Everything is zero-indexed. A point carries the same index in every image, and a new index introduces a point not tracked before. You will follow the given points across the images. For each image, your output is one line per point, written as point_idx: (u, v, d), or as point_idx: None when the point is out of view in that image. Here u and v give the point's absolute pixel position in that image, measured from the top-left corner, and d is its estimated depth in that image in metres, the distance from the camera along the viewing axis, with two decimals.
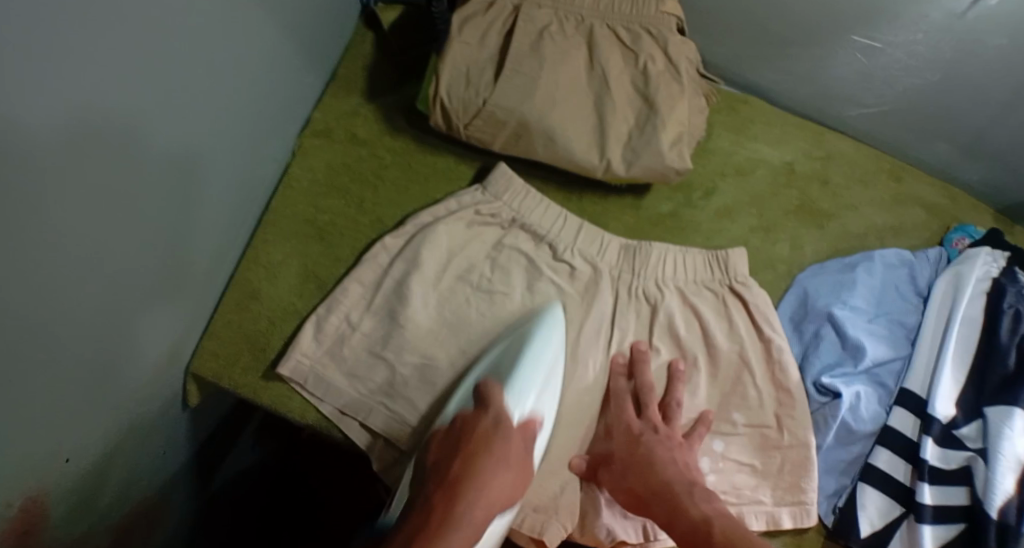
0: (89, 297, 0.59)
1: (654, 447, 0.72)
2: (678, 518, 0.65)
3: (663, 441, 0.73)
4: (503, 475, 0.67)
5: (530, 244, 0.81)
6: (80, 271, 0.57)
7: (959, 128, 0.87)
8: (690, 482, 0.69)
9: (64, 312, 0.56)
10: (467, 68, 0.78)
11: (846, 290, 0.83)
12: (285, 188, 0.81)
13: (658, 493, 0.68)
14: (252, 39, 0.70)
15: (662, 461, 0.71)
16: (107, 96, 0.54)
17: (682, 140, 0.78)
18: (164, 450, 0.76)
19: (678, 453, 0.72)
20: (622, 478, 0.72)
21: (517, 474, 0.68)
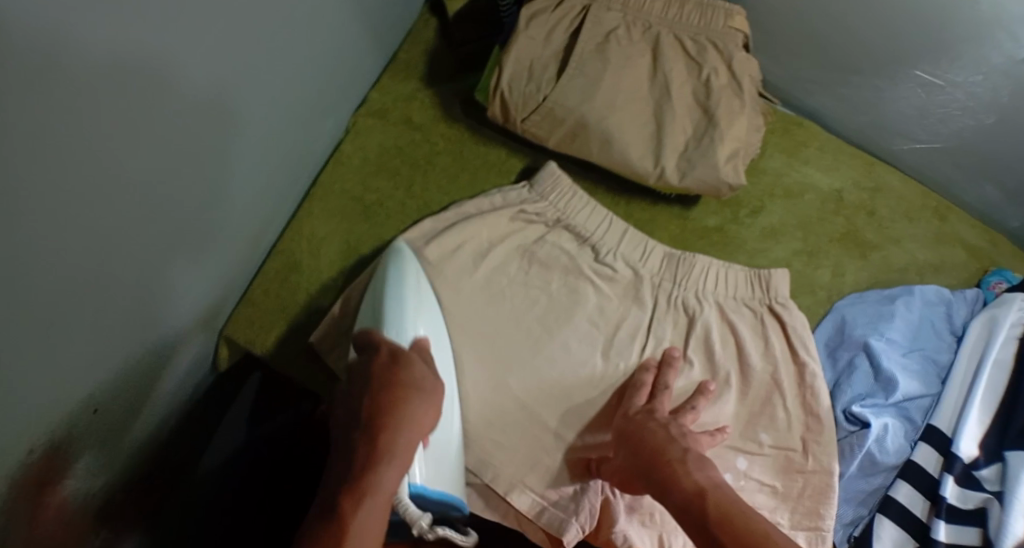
0: (133, 251, 0.58)
1: (646, 424, 0.71)
2: (668, 490, 0.64)
3: (659, 419, 0.72)
4: (404, 437, 0.59)
5: (574, 245, 0.81)
6: (127, 219, 0.56)
7: (1009, 174, 0.87)
8: (680, 456, 0.67)
9: (107, 259, 0.56)
10: (531, 63, 0.78)
11: (884, 322, 0.82)
12: (336, 163, 0.80)
13: (652, 465, 0.67)
14: (319, 11, 0.70)
15: (654, 435, 0.69)
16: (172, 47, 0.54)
17: (737, 156, 0.78)
18: (187, 415, 0.75)
19: (674, 427, 0.71)
20: (621, 455, 0.70)
21: (418, 426, 0.60)
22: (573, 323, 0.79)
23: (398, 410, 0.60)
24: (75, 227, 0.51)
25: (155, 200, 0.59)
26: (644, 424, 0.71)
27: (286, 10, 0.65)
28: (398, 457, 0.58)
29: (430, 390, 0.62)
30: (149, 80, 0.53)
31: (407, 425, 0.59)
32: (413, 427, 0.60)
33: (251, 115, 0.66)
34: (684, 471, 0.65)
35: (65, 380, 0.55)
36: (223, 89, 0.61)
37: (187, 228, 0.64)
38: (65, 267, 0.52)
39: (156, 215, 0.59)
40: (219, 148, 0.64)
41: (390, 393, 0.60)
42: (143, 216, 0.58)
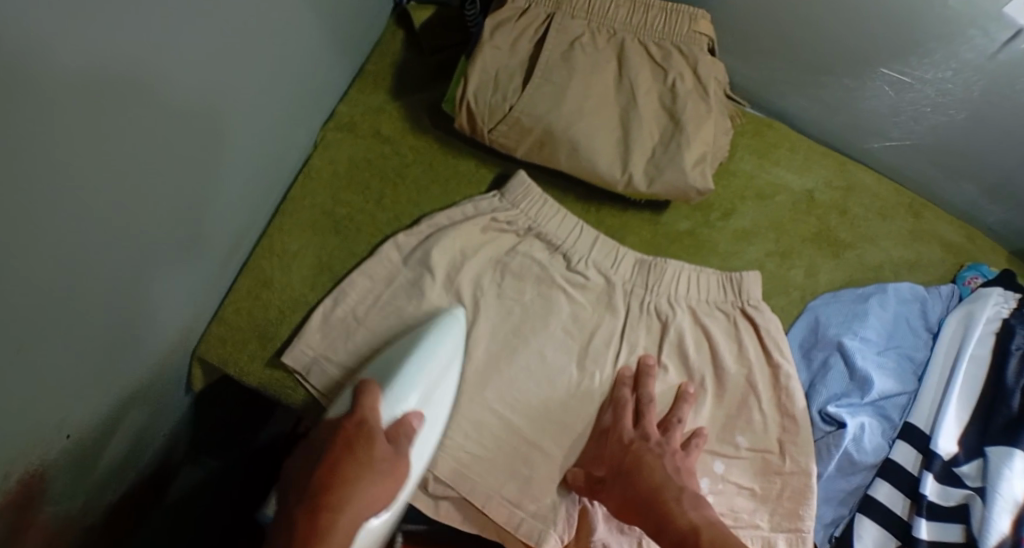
0: (97, 276, 0.58)
1: (642, 454, 0.71)
2: (667, 520, 0.65)
3: (653, 449, 0.72)
4: (347, 516, 0.63)
5: (546, 254, 0.82)
6: (90, 243, 0.56)
7: (984, 170, 0.87)
8: (676, 492, 0.67)
9: (74, 283, 0.56)
10: (496, 72, 0.77)
11: (858, 321, 0.83)
12: (304, 178, 0.81)
13: (651, 499, 0.67)
14: (280, 28, 0.70)
15: (651, 469, 0.69)
16: (133, 69, 0.54)
17: (706, 160, 0.78)
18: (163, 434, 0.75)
19: (669, 459, 0.71)
20: (620, 485, 0.70)
21: (360, 515, 0.63)
22: (546, 331, 0.79)
23: (347, 492, 0.63)
24: (37, 253, 0.51)
25: (120, 221, 0.59)
26: (642, 453, 0.71)
27: (248, 27, 0.66)
28: (340, 531, 0.62)
29: (384, 474, 0.65)
30: (108, 103, 0.53)
31: (347, 516, 0.63)
32: (355, 510, 0.63)
33: (218, 133, 0.67)
34: (680, 507, 0.65)
35: (37, 405, 0.56)
36: (186, 108, 0.62)
37: (156, 247, 0.64)
38: (31, 293, 0.52)
39: (123, 236, 0.60)
40: (185, 167, 0.64)
41: (336, 493, 0.63)
42: (108, 237, 0.58)
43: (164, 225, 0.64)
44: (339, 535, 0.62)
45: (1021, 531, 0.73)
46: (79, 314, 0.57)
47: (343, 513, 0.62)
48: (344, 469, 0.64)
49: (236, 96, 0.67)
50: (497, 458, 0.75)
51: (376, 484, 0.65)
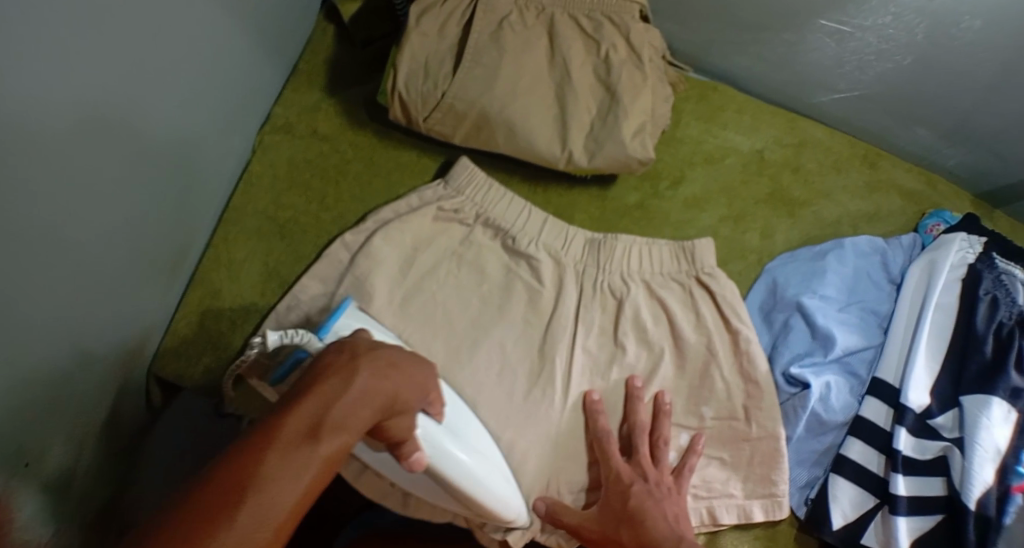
0: (50, 309, 0.57)
1: (644, 499, 0.69)
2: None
3: (651, 491, 0.70)
4: (384, 400, 0.48)
5: (493, 238, 0.81)
6: (40, 279, 0.56)
7: (938, 112, 0.86)
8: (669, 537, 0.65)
9: (32, 321, 0.56)
10: (425, 60, 0.76)
11: (817, 279, 0.82)
12: (246, 184, 0.80)
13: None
14: (209, 38, 0.69)
15: (655, 521, 0.66)
16: (55, 96, 0.53)
17: (645, 129, 0.77)
18: None
19: (668, 504, 0.69)
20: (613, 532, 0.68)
21: (403, 399, 0.51)
22: (505, 319, 0.78)
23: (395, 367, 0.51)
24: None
25: (63, 250, 0.58)
26: (639, 500, 0.69)
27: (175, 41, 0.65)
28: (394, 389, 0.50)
29: (423, 377, 0.54)
30: (28, 133, 0.52)
31: (383, 381, 0.49)
32: (405, 380, 0.51)
33: (155, 149, 0.66)
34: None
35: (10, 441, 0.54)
36: (121, 132, 0.61)
37: (106, 272, 0.63)
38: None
39: (70, 266, 0.59)
40: (125, 187, 0.63)
41: (379, 359, 0.50)
42: (54, 267, 0.57)
43: (110, 247, 0.63)
44: (374, 408, 0.47)
45: (1006, 480, 0.73)
46: (42, 351, 0.57)
47: (392, 378, 0.50)
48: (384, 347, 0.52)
49: (171, 111, 0.67)
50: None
51: (423, 377, 0.54)
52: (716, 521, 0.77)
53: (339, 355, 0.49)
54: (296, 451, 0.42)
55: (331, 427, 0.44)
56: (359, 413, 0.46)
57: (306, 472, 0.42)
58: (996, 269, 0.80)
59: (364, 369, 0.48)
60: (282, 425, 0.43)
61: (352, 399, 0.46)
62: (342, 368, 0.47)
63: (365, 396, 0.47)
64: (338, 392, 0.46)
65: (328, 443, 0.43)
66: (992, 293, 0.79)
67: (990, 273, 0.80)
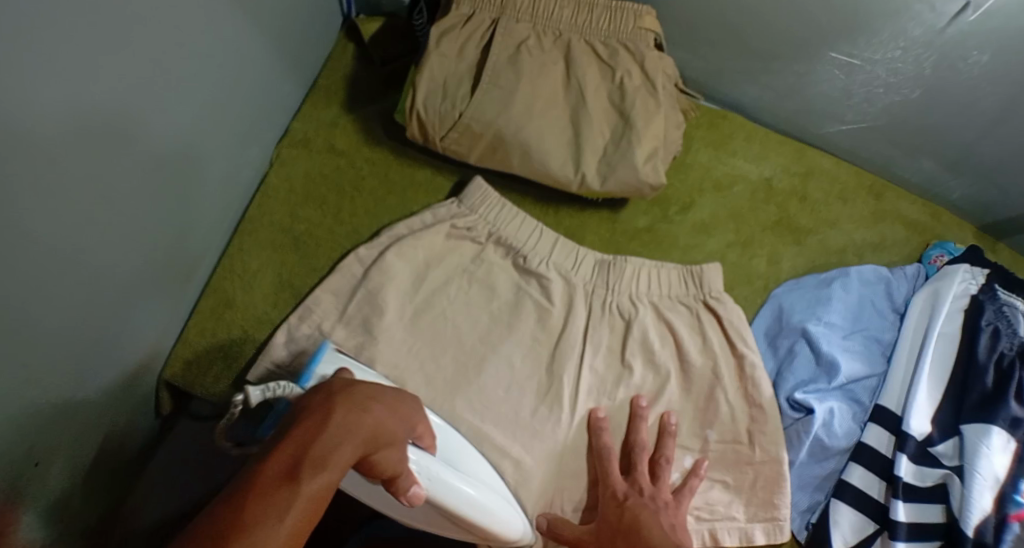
0: (63, 311, 0.59)
1: (639, 512, 0.71)
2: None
3: (648, 505, 0.72)
4: (368, 425, 0.51)
5: (505, 257, 0.82)
6: (55, 280, 0.57)
7: (943, 144, 0.87)
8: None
9: (39, 317, 0.56)
10: (444, 80, 0.78)
11: (822, 306, 0.83)
12: (262, 196, 0.81)
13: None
14: (229, 53, 0.71)
15: (648, 526, 0.69)
16: (80, 104, 0.55)
17: (657, 154, 0.79)
18: None
19: (665, 516, 0.71)
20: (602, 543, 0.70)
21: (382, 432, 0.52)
22: (514, 337, 0.79)
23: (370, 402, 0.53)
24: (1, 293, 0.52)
25: (80, 252, 0.59)
26: (633, 512, 0.71)
27: (197, 50, 0.66)
28: (387, 422, 0.53)
29: (408, 406, 0.57)
30: (50, 139, 0.53)
31: (362, 416, 0.51)
32: (383, 417, 0.52)
33: (173, 158, 0.67)
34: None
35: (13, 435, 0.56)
36: (140, 142, 0.62)
37: (121, 278, 0.65)
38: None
39: (84, 268, 0.60)
40: (143, 191, 0.65)
41: (354, 395, 0.52)
42: (68, 268, 0.58)
43: (126, 250, 0.64)
44: (358, 440, 0.49)
45: (1004, 508, 0.74)
46: (51, 347, 0.58)
47: (370, 411, 0.51)
48: (365, 386, 0.55)
49: (190, 120, 0.68)
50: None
51: (410, 412, 0.57)
52: (717, 543, 0.78)
53: (321, 392, 0.52)
54: (278, 492, 0.44)
55: (314, 466, 0.46)
56: (346, 452, 0.48)
57: (287, 514, 0.43)
58: (998, 300, 0.82)
59: (341, 404, 0.50)
60: (264, 467, 0.45)
61: (330, 438, 0.48)
62: (328, 410, 0.50)
63: (345, 430, 0.49)
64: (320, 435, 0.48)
65: (315, 483, 0.45)
66: (994, 324, 0.81)
67: (992, 305, 0.82)
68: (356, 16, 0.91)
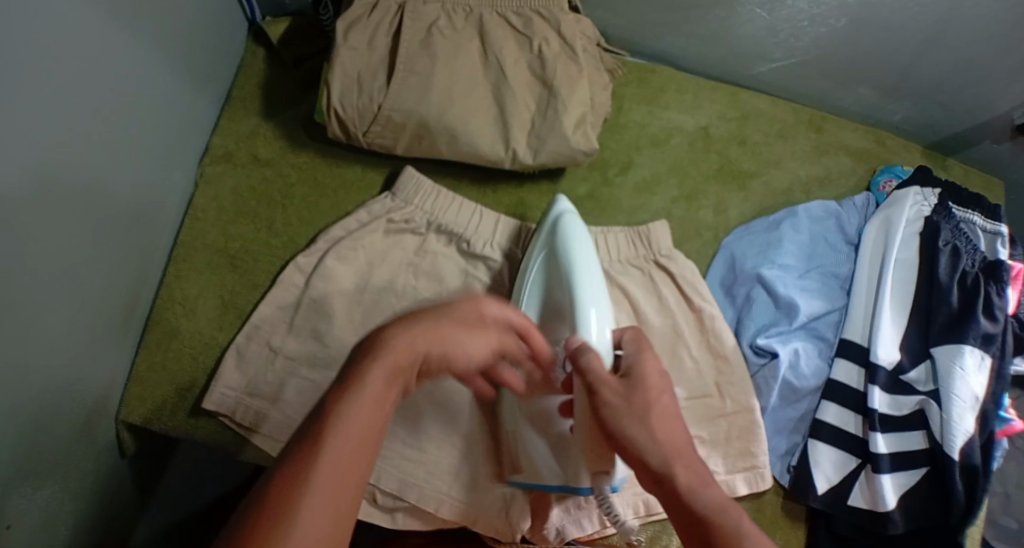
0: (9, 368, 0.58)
1: (625, 403, 0.58)
2: (682, 500, 0.54)
3: (631, 396, 0.59)
4: (381, 362, 0.51)
5: (448, 245, 0.80)
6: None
7: (877, 72, 0.87)
8: (721, 498, 0.54)
9: None
10: (358, 74, 0.75)
11: (773, 249, 0.83)
12: (192, 219, 0.79)
13: (688, 501, 0.54)
14: (137, 78, 0.69)
15: (627, 415, 0.57)
16: None
17: (586, 120, 0.78)
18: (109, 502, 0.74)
19: (650, 404, 0.58)
20: (626, 421, 0.57)
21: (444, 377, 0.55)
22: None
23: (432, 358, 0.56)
24: None
25: (18, 306, 0.58)
26: (612, 402, 0.58)
27: (105, 80, 0.65)
28: (416, 352, 0.53)
29: (491, 325, 0.59)
30: None
31: (400, 347, 0.53)
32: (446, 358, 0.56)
33: (99, 195, 0.66)
34: (736, 519, 0.52)
35: None
36: (63, 185, 0.61)
37: (60, 323, 0.63)
38: None
39: (23, 320, 0.59)
40: (72, 232, 0.63)
41: (378, 347, 0.52)
42: (8, 324, 0.57)
43: (63, 293, 0.63)
44: (367, 392, 0.49)
45: (988, 427, 0.79)
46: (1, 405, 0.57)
47: (397, 358, 0.52)
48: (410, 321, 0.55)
49: (109, 153, 0.67)
50: (432, 458, 0.72)
51: (466, 335, 0.57)
52: None
53: (371, 348, 0.52)
54: (298, 470, 0.45)
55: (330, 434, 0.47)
56: (360, 407, 0.49)
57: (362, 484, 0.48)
58: (953, 218, 0.82)
59: (371, 358, 0.51)
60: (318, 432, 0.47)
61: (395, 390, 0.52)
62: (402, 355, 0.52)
63: (371, 390, 0.50)
64: (372, 366, 0.51)
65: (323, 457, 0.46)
66: (951, 243, 0.81)
67: (947, 224, 0.82)
68: (263, 20, 0.88)
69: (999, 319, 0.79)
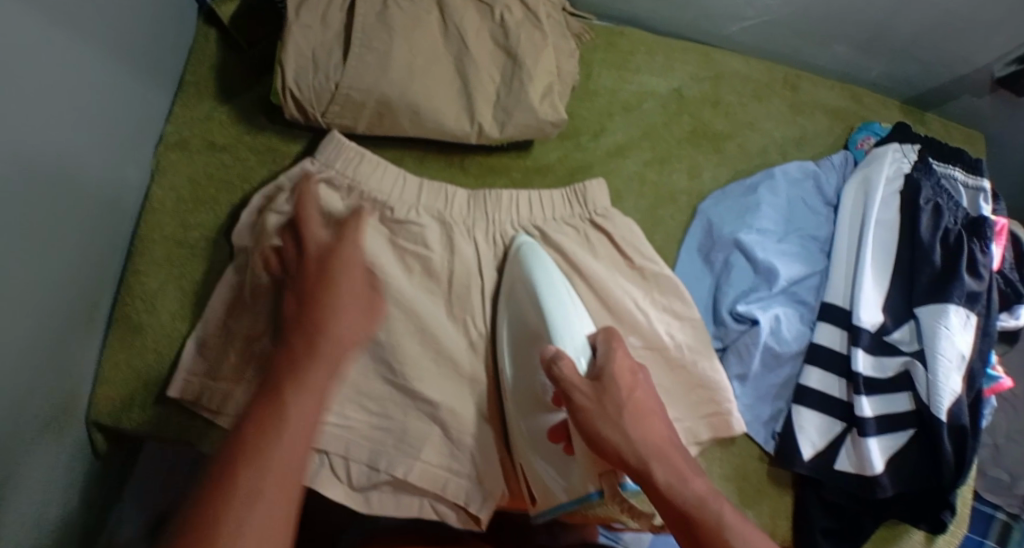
0: None
1: (601, 412, 0.60)
2: (664, 498, 0.58)
3: (606, 404, 0.61)
4: (331, 344, 0.64)
5: (370, 213, 0.75)
6: None
7: (850, 27, 0.85)
8: (700, 492, 0.58)
9: None
10: (313, 52, 0.72)
11: (751, 214, 0.81)
12: (150, 209, 0.77)
13: (669, 499, 0.58)
14: (87, 69, 0.67)
15: (607, 426, 0.60)
16: None
17: (552, 90, 0.75)
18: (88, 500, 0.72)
19: (627, 410, 0.61)
20: (608, 425, 0.60)
21: (302, 432, 0.59)
22: (421, 292, 0.74)
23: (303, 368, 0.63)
24: None
25: None
26: (589, 412, 0.61)
27: (49, 73, 0.62)
28: (332, 337, 0.64)
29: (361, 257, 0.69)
30: None
31: (336, 320, 0.65)
32: (338, 307, 0.67)
33: (54, 194, 0.63)
34: (715, 512, 0.57)
35: None
36: (18, 186, 0.59)
37: (22, 328, 0.61)
38: None
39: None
40: (30, 233, 0.61)
41: (308, 338, 0.64)
42: None
43: (24, 294, 0.61)
44: (303, 405, 0.60)
45: (976, 384, 0.78)
46: None
47: (318, 345, 0.64)
48: (311, 305, 0.66)
49: (64, 150, 0.64)
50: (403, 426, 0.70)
51: (359, 261, 0.69)
52: None
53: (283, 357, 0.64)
54: (232, 493, 0.55)
55: (245, 465, 0.56)
56: (292, 411, 0.60)
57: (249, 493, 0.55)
58: (933, 175, 0.80)
59: (287, 378, 0.62)
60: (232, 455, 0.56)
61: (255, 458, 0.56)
62: (310, 340, 0.64)
63: (297, 412, 0.60)
64: (294, 391, 0.61)
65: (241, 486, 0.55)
66: (934, 201, 0.80)
67: (929, 181, 0.80)
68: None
69: (983, 275, 0.79)
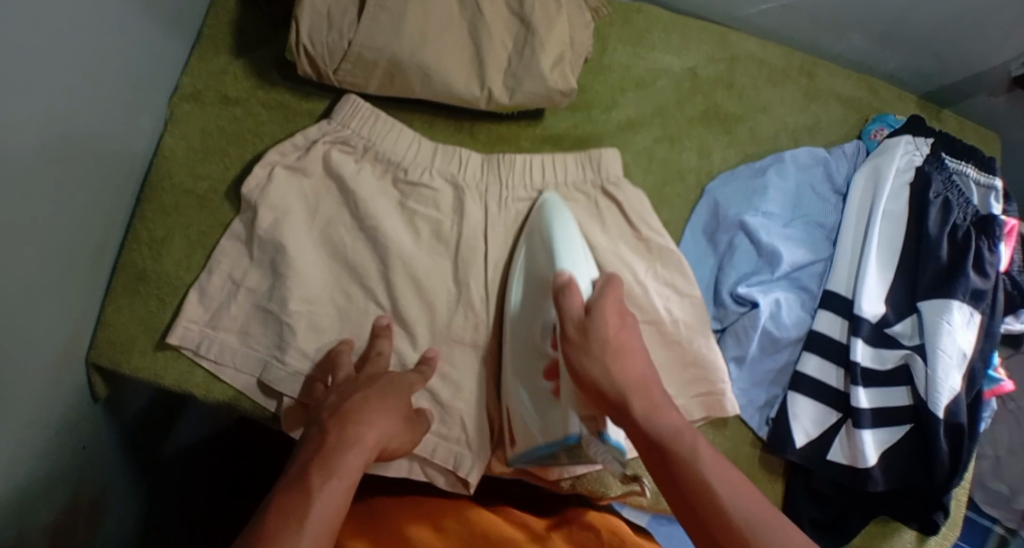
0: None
1: (596, 346, 0.61)
2: (646, 442, 0.59)
3: (601, 342, 0.61)
4: (373, 425, 0.61)
5: (384, 175, 0.76)
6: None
7: (871, 14, 0.85)
8: (679, 435, 0.59)
9: None
10: (328, 9, 0.72)
11: (758, 196, 0.81)
12: (161, 158, 0.77)
13: (651, 440, 0.59)
14: (117, 11, 0.67)
15: (599, 365, 0.60)
16: None
17: (564, 59, 0.75)
18: (86, 445, 0.73)
19: (621, 354, 0.61)
20: (586, 363, 0.61)
21: (378, 428, 0.61)
22: (427, 254, 0.74)
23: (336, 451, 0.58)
24: None
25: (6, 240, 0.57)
26: (593, 349, 0.61)
27: (85, 16, 0.62)
28: (373, 422, 0.61)
29: (381, 400, 0.63)
30: None
31: (386, 410, 0.63)
32: (387, 409, 0.63)
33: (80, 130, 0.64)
34: (694, 454, 0.57)
35: None
36: (47, 117, 0.59)
37: (41, 262, 0.61)
38: None
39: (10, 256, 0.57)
40: (57, 166, 0.62)
41: (343, 414, 0.61)
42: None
43: (46, 228, 0.61)
44: (354, 456, 0.58)
45: (975, 385, 0.77)
46: None
47: (362, 428, 0.60)
48: (362, 399, 0.63)
49: (91, 88, 0.65)
50: None
51: (389, 394, 0.64)
52: None
53: (310, 441, 0.59)
54: (290, 504, 0.53)
55: (302, 489, 0.55)
56: (342, 464, 0.57)
57: (330, 482, 0.55)
58: (945, 169, 0.80)
59: (335, 423, 0.60)
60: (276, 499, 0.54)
61: (340, 443, 0.59)
62: (357, 418, 0.61)
63: (333, 455, 0.58)
64: (320, 467, 0.56)
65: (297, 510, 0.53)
66: (944, 195, 0.79)
67: (940, 174, 0.79)
68: None
69: (989, 275, 0.77)
